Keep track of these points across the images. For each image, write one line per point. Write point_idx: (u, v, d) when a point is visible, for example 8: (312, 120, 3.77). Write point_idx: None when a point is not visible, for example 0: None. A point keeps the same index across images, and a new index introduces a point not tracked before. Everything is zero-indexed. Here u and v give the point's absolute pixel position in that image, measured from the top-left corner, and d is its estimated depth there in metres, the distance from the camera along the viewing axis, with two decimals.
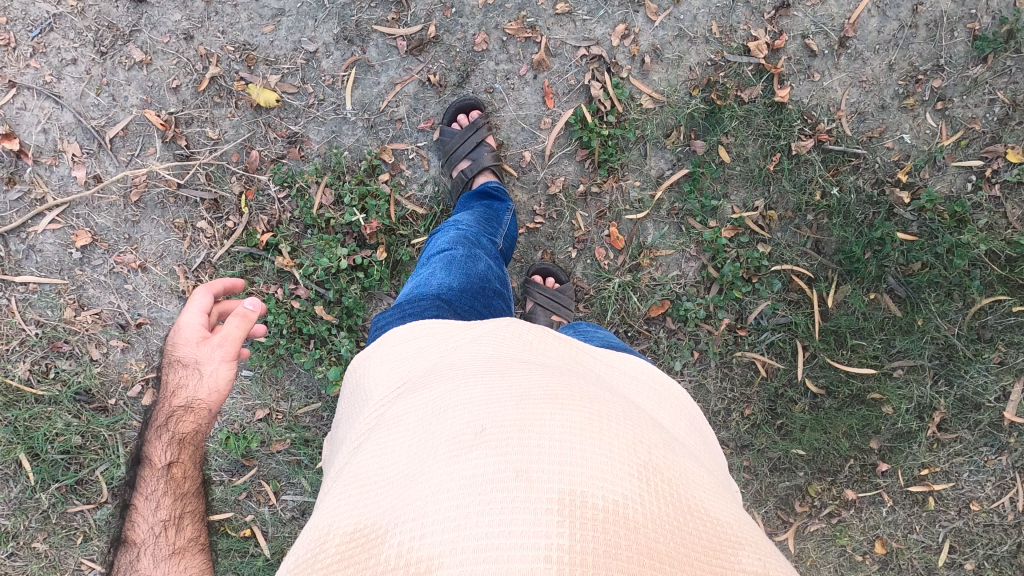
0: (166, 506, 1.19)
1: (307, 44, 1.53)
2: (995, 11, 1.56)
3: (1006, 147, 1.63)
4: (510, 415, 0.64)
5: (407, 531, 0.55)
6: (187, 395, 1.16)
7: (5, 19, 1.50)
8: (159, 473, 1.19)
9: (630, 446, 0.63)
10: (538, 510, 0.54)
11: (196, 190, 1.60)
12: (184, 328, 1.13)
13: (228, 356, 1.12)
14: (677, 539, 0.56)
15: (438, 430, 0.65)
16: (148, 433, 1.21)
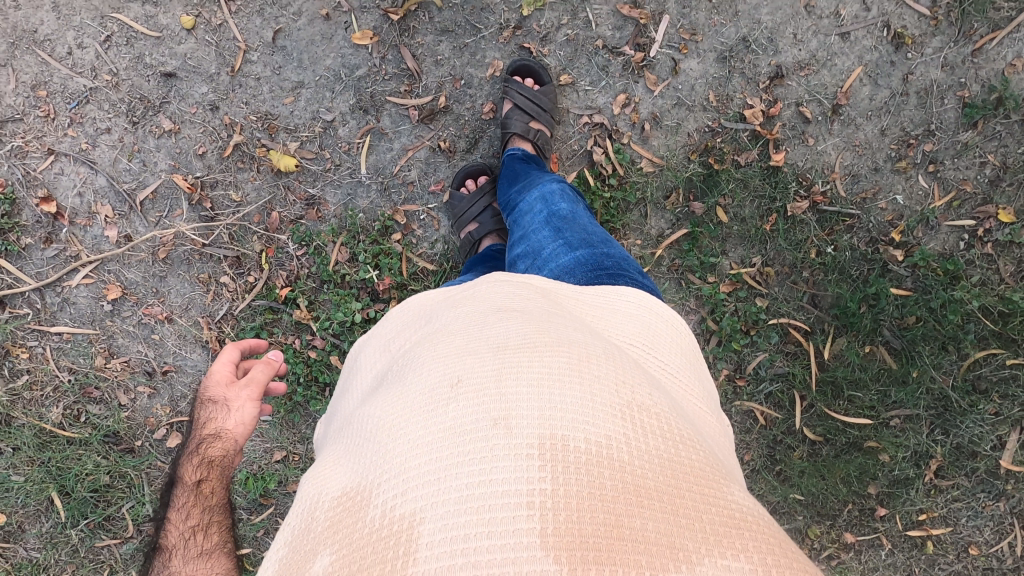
0: (195, 515, 1.20)
1: (325, 114, 1.61)
2: (985, 79, 1.60)
3: (997, 207, 1.68)
4: (487, 366, 0.66)
5: (397, 490, 0.57)
6: (214, 421, 1.19)
7: (46, 92, 1.59)
8: (188, 487, 1.21)
9: (612, 390, 0.65)
10: (520, 455, 0.57)
11: (219, 247, 1.70)
12: (213, 372, 1.19)
13: (255, 388, 1.19)
14: (662, 476, 0.58)
15: (418, 390, 0.67)
16: (180, 454, 1.23)
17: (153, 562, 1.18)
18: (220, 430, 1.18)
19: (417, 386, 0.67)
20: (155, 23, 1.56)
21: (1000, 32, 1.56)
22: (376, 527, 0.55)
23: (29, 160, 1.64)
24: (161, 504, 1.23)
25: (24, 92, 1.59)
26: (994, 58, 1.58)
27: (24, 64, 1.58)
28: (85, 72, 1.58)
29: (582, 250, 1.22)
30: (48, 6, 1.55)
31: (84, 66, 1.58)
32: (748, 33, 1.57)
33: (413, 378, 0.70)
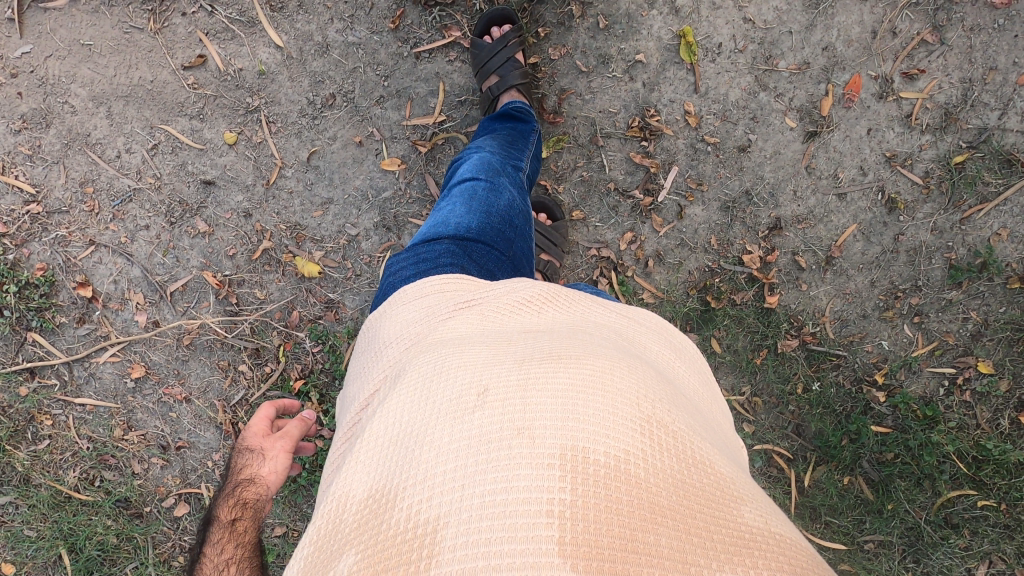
0: (229, 551, 1.13)
1: (350, 228, 1.72)
2: (971, 244, 1.70)
3: (976, 359, 1.77)
4: (511, 378, 0.66)
5: (419, 494, 0.57)
6: (250, 467, 1.19)
7: (93, 189, 1.71)
8: (221, 528, 1.15)
9: (636, 399, 0.65)
10: (540, 465, 0.56)
11: (240, 337, 1.81)
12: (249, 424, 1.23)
13: (290, 440, 1.22)
14: (680, 493, 0.57)
15: (443, 392, 0.67)
16: (215, 501, 1.19)
17: None
18: (253, 479, 1.17)
19: (441, 388, 0.68)
20: (199, 137, 1.66)
21: (988, 204, 1.66)
22: (398, 527, 0.55)
23: (70, 248, 1.75)
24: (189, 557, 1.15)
25: (72, 188, 1.71)
26: (981, 227, 1.68)
27: (75, 163, 1.69)
28: (130, 174, 1.69)
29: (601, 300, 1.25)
30: (101, 114, 1.65)
31: (131, 169, 1.69)
32: (751, 187, 1.67)
33: (436, 379, 0.69)
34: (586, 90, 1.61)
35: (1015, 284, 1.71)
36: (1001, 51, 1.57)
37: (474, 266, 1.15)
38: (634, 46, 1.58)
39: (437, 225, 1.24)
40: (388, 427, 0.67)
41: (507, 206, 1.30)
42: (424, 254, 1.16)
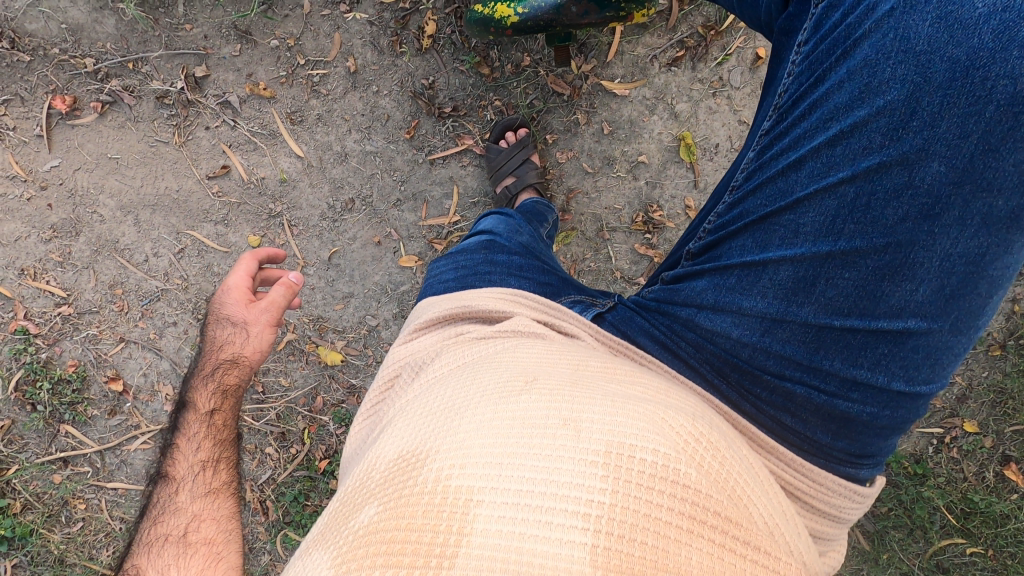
0: (206, 450, 1.25)
1: (370, 318, 1.79)
2: None
3: (961, 419, 1.90)
4: (564, 383, 0.64)
5: (452, 457, 0.55)
6: (232, 345, 1.28)
7: (122, 290, 1.78)
8: (202, 418, 1.28)
9: (687, 420, 0.63)
10: (583, 460, 0.54)
11: (266, 423, 1.89)
12: (231, 288, 1.27)
13: (273, 312, 1.27)
14: (721, 504, 0.55)
15: (489, 379, 0.66)
16: (194, 380, 1.30)
17: (158, 492, 1.22)
18: (239, 352, 1.27)
19: (492, 378, 0.66)
20: (224, 240, 1.73)
21: None
22: (427, 491, 0.53)
23: (101, 345, 1.83)
24: (171, 430, 1.30)
25: (102, 290, 1.78)
26: None
27: (105, 268, 1.76)
28: (158, 276, 1.77)
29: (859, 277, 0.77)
30: (129, 222, 1.73)
31: (159, 271, 1.76)
32: None
33: (485, 374, 0.68)
34: (593, 188, 1.68)
35: (996, 350, 1.86)
36: None
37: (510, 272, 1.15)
38: (636, 147, 1.65)
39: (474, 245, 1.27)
40: (432, 403, 0.65)
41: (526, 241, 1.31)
42: (463, 262, 1.21)
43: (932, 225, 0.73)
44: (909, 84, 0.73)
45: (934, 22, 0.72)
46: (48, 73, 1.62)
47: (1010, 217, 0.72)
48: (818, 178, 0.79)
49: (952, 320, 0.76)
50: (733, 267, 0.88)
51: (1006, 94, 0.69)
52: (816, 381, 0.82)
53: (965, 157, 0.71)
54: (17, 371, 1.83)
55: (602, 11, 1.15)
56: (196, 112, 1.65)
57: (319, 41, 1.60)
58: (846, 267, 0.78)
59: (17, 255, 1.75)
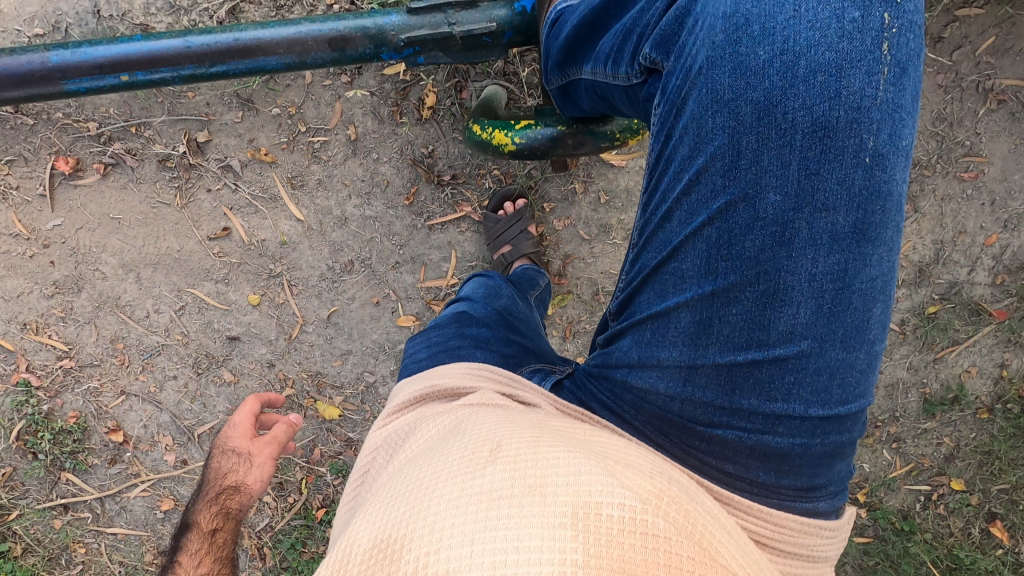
0: (206, 564, 1.39)
1: (368, 374, 1.82)
2: (944, 379, 1.84)
3: (949, 477, 1.92)
4: (524, 453, 0.64)
5: (424, 545, 0.54)
6: (235, 474, 1.38)
7: (123, 344, 1.80)
8: (203, 534, 1.42)
9: (647, 483, 0.64)
10: (553, 523, 0.54)
11: None
12: (237, 424, 1.38)
13: (276, 446, 1.37)
14: (690, 550, 0.56)
15: (454, 455, 0.66)
16: (199, 501, 1.44)
17: None
18: (241, 480, 1.37)
19: (455, 455, 0.66)
20: (225, 299, 1.76)
21: (958, 346, 1.80)
22: None
23: (102, 396, 1.85)
24: (173, 546, 1.43)
25: (103, 344, 1.80)
26: (953, 365, 1.82)
27: (106, 323, 1.79)
28: (159, 331, 1.79)
29: (742, 312, 0.81)
30: (131, 279, 1.75)
31: (159, 326, 1.79)
32: None
33: (448, 453, 0.67)
34: (589, 254, 1.71)
35: (984, 414, 1.87)
36: (969, 217, 1.68)
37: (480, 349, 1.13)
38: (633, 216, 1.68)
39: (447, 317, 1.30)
40: (398, 487, 0.64)
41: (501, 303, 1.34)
42: (434, 338, 1.18)
43: (790, 246, 0.78)
44: (729, 129, 0.79)
45: (731, 72, 0.78)
46: (51, 136, 1.64)
47: (852, 231, 0.77)
48: (687, 223, 0.83)
49: (837, 334, 0.79)
50: (643, 319, 0.91)
51: (806, 122, 0.76)
52: (741, 421, 0.83)
53: (793, 183, 0.78)
54: (17, 422, 1.86)
55: (597, 143, 1.15)
56: (198, 175, 1.66)
57: (320, 109, 1.61)
58: (733, 304, 0.81)
59: (19, 310, 1.78)
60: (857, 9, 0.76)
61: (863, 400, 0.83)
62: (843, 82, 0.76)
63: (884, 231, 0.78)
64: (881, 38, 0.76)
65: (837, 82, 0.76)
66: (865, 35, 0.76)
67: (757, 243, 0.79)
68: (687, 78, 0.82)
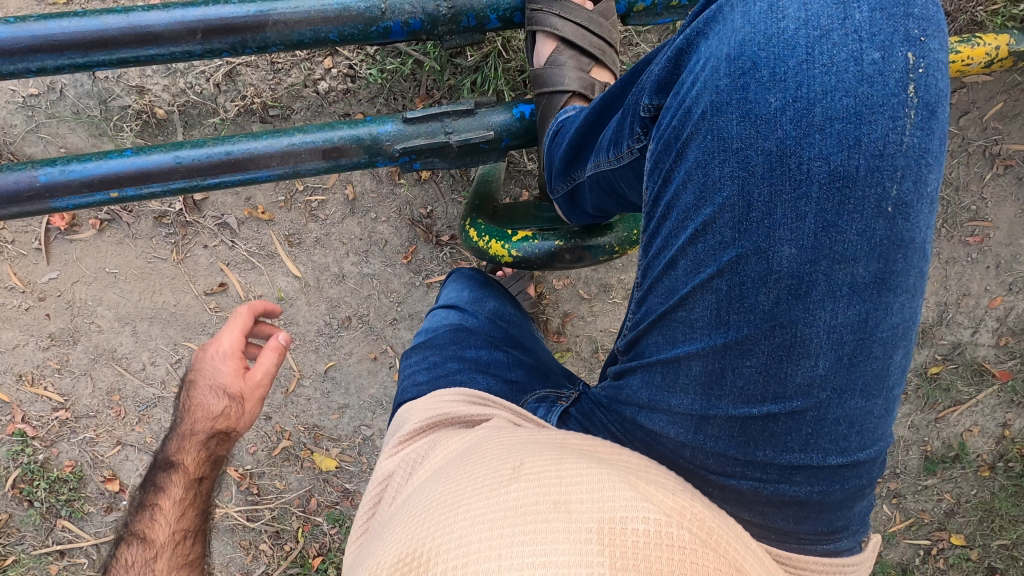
0: (185, 512, 1.38)
1: (365, 428, 1.81)
2: (945, 437, 1.82)
3: (949, 532, 1.89)
4: (546, 466, 0.62)
5: (449, 559, 0.52)
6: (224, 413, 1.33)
7: (120, 395, 1.79)
8: (186, 478, 1.38)
9: (670, 493, 0.62)
10: (579, 538, 0.52)
11: (263, 522, 1.88)
12: (226, 356, 1.30)
13: (265, 385, 1.32)
14: (717, 563, 0.53)
15: (474, 470, 0.64)
16: (183, 441, 1.38)
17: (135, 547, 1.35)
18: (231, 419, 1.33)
19: (476, 470, 0.64)
20: None
21: (960, 406, 1.78)
22: None
23: (98, 446, 1.84)
24: (150, 479, 1.40)
25: (100, 395, 1.79)
26: (955, 424, 1.80)
27: (102, 374, 1.78)
28: (155, 383, 1.78)
29: (752, 365, 0.67)
30: (127, 332, 1.74)
31: (155, 378, 1.78)
32: None
33: (469, 469, 0.65)
34: (588, 313, 1.69)
35: (985, 471, 1.84)
36: (973, 279, 1.66)
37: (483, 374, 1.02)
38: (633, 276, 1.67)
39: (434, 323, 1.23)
40: (420, 505, 0.62)
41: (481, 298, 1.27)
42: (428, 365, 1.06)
43: (811, 307, 0.63)
44: (739, 180, 0.65)
45: (738, 117, 0.65)
46: None
47: (874, 281, 0.63)
48: (693, 273, 0.69)
49: (858, 385, 0.65)
50: (653, 362, 0.76)
51: (822, 173, 0.62)
52: (754, 471, 0.70)
53: (810, 234, 0.62)
54: (12, 471, 1.83)
55: (591, 255, 1.11)
56: (194, 232, 1.66)
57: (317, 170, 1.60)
58: (747, 357, 0.67)
59: (14, 361, 1.77)
60: (876, 49, 0.62)
61: (885, 441, 0.71)
62: (865, 129, 0.61)
63: (908, 278, 0.64)
64: (906, 80, 0.62)
65: (856, 128, 0.61)
66: (888, 75, 0.62)
67: (768, 294, 0.64)
68: (687, 121, 0.69)
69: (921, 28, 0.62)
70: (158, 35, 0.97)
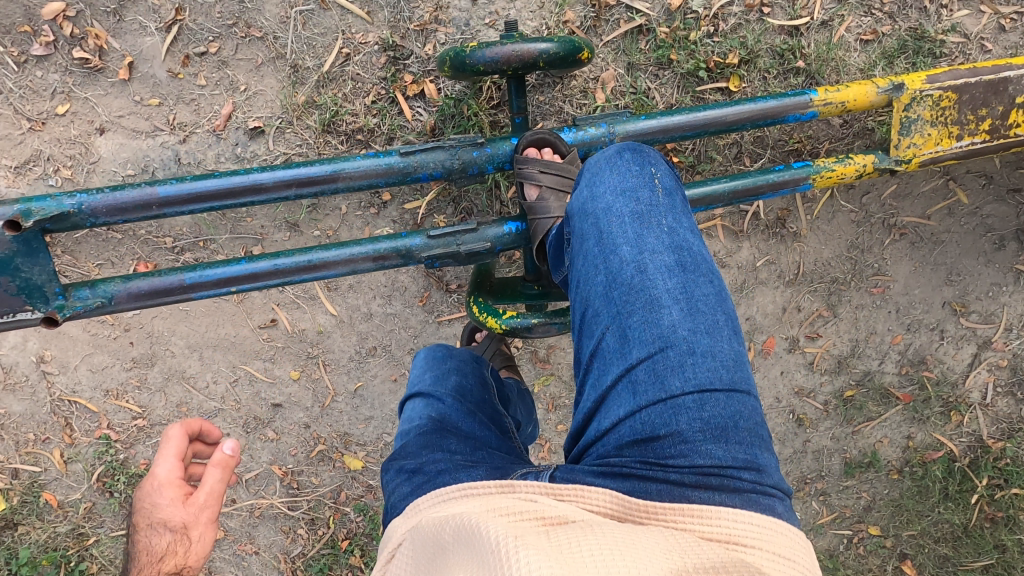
0: None
1: (387, 434, 2.23)
2: (862, 447, 2.21)
3: (868, 524, 2.28)
4: (548, 542, 0.77)
5: None
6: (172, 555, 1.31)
7: (187, 407, 2.20)
8: None
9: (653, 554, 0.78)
10: None
11: (300, 511, 2.30)
12: (166, 483, 1.30)
13: (213, 511, 1.32)
14: None
15: (485, 541, 0.77)
16: None
17: None
18: (181, 561, 1.31)
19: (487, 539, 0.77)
20: (271, 373, 2.17)
21: (872, 421, 2.18)
22: None
23: None
24: None
25: (171, 407, 2.20)
26: (868, 435, 2.20)
27: (174, 390, 2.19)
28: (216, 398, 2.19)
29: (639, 317, 1.04)
30: (195, 356, 2.16)
31: (217, 394, 2.19)
32: None
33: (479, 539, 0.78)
34: (568, 345, 2.11)
35: (894, 474, 2.23)
36: (879, 320, 2.07)
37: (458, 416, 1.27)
38: None
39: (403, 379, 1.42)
40: None
41: (458, 360, 1.44)
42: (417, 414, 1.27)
43: (650, 277, 1.07)
44: (593, 226, 1.15)
45: (582, 199, 1.19)
46: (135, 247, 1.99)
47: (679, 262, 1.08)
48: (589, 281, 1.12)
49: (703, 324, 1.03)
50: (587, 370, 1.10)
51: (629, 210, 1.14)
52: (678, 413, 0.98)
53: (635, 239, 1.11)
54: (98, 467, 2.24)
55: (556, 326, 1.49)
56: None
57: (353, 233, 1.99)
58: (632, 313, 1.05)
59: (103, 379, 2.18)
60: (635, 164, 1.19)
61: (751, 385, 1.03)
62: (640, 194, 1.15)
63: (701, 264, 1.09)
64: (653, 182, 1.17)
65: (637, 194, 1.15)
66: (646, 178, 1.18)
67: (630, 270, 1.08)
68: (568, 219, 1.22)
69: (654, 162, 1.20)
70: (261, 186, 1.30)
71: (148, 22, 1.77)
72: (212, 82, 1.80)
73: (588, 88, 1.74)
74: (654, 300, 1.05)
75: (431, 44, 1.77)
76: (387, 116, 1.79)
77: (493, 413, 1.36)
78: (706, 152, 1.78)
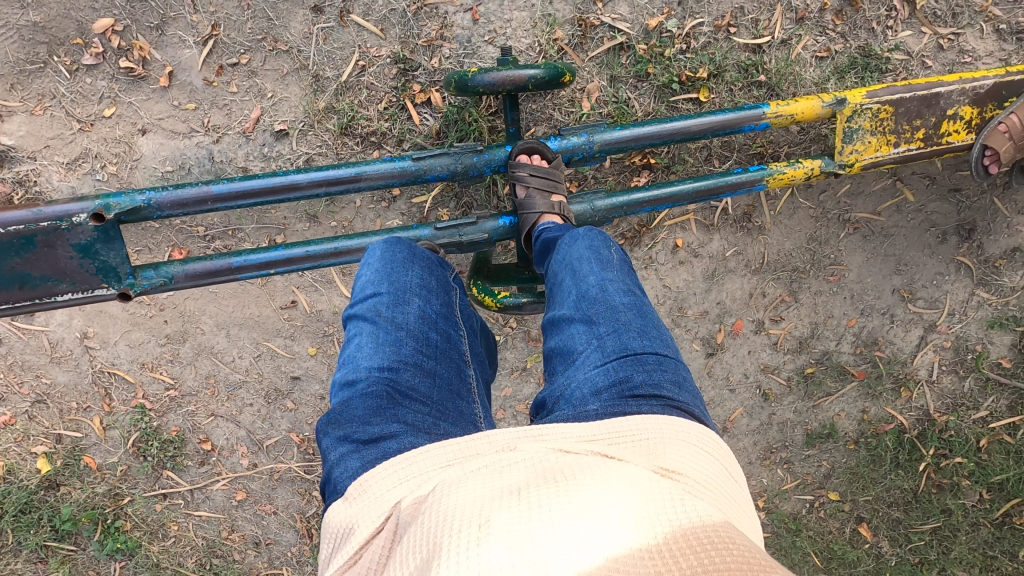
0: None
1: None
2: (822, 420, 2.46)
3: (827, 490, 2.51)
4: (512, 513, 0.76)
5: None
6: None
7: (216, 379, 2.45)
8: None
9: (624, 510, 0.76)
10: None
11: (316, 474, 2.57)
12: None
13: None
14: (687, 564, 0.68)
15: (450, 531, 0.76)
16: None
17: None
18: None
19: (452, 528, 0.76)
20: (290, 349, 2.43)
21: (830, 395, 2.43)
22: None
23: (197, 417, 2.49)
24: None
25: (201, 379, 2.45)
26: (827, 409, 2.45)
27: (203, 364, 2.44)
28: (241, 370, 2.45)
29: (602, 317, 1.28)
30: (223, 334, 2.41)
31: (242, 367, 2.44)
32: None
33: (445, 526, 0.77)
34: None
35: (851, 444, 2.47)
36: (834, 305, 2.31)
37: (414, 377, 1.24)
38: None
39: (357, 296, 1.42)
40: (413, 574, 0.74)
41: (419, 284, 1.43)
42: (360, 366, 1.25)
43: (609, 295, 1.33)
44: (565, 268, 1.45)
45: (560, 254, 1.50)
46: (170, 235, 2.23)
47: (629, 289, 1.37)
48: (559, 304, 1.39)
49: (649, 323, 1.29)
50: (557, 353, 1.30)
51: (591, 256, 1.44)
52: (639, 363, 1.17)
53: (596, 272, 1.40)
54: (133, 433, 2.48)
55: (544, 305, 1.74)
56: None
57: (366, 224, 2.24)
58: (593, 315, 1.30)
59: (139, 354, 2.42)
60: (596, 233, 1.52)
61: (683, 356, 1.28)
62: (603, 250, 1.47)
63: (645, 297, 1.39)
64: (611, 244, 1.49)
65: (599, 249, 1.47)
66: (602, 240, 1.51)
67: (592, 292, 1.35)
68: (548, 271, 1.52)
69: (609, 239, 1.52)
70: (296, 183, 1.54)
71: (187, 37, 2.00)
72: (242, 90, 2.04)
73: (575, 97, 1.98)
74: (613, 309, 1.30)
75: (437, 57, 2.00)
76: (397, 121, 2.03)
77: (456, 355, 1.36)
78: (679, 155, 2.01)
